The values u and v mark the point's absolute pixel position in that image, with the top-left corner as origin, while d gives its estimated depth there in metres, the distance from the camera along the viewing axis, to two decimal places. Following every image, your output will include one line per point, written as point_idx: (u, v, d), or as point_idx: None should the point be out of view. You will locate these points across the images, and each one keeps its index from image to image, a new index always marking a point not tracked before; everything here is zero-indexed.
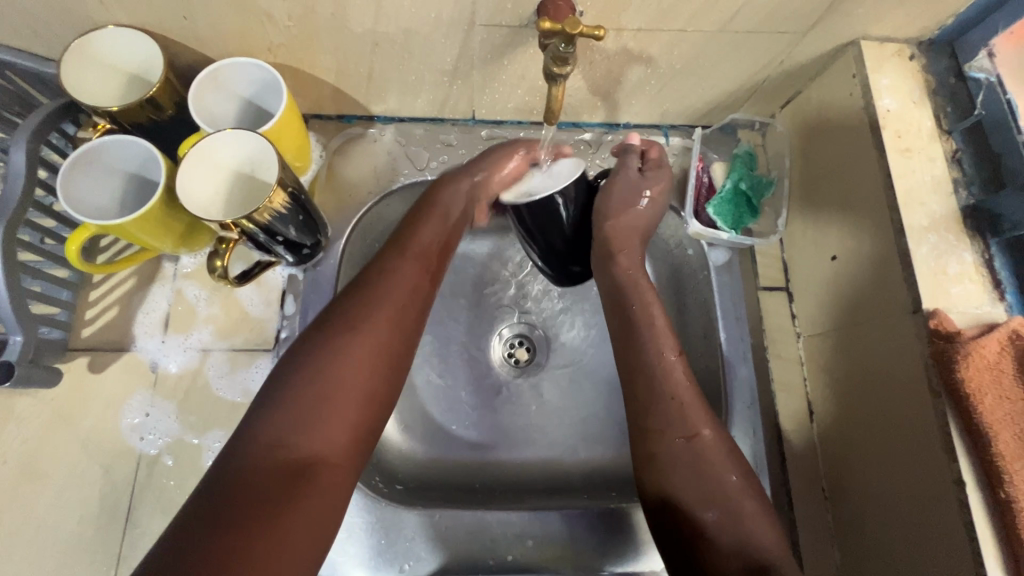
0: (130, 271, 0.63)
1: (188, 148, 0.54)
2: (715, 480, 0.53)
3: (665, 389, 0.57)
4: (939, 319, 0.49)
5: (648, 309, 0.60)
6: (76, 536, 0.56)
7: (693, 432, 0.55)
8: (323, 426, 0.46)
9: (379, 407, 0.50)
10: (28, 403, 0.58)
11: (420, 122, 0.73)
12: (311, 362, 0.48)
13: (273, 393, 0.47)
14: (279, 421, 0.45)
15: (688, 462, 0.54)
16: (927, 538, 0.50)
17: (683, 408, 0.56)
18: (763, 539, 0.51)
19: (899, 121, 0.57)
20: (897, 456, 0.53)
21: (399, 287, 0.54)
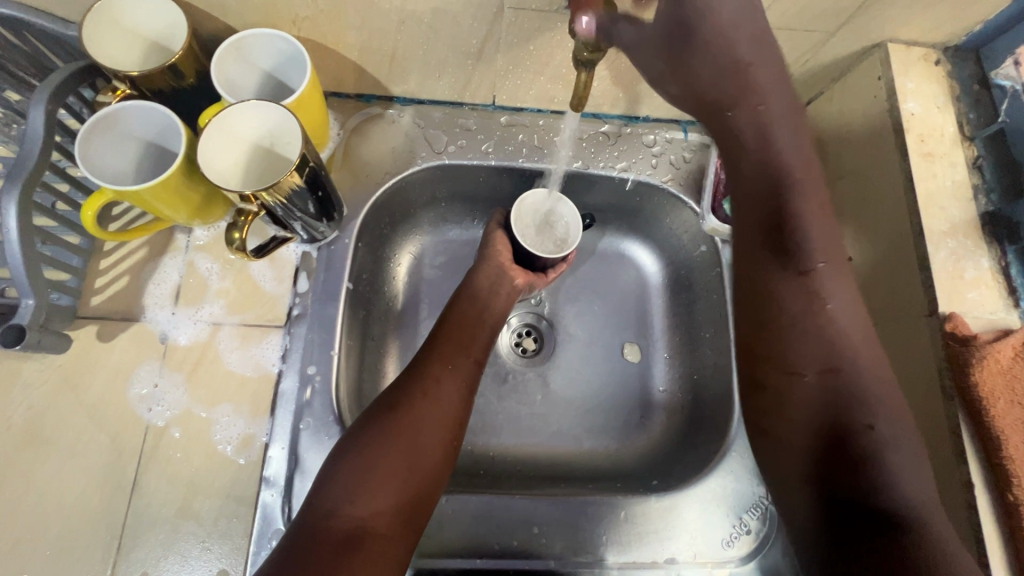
0: (142, 242, 0.63)
1: (210, 116, 0.53)
2: (864, 417, 0.43)
3: (817, 305, 0.46)
4: (955, 323, 0.50)
5: (799, 201, 0.46)
6: (80, 504, 0.55)
7: (830, 365, 0.45)
8: (377, 500, 0.48)
9: (431, 477, 0.52)
10: (35, 368, 0.58)
11: (441, 105, 0.72)
12: (370, 437, 0.51)
13: (336, 465, 0.50)
14: (339, 490, 0.48)
15: (828, 399, 0.44)
16: None
17: (809, 328, 0.46)
18: (906, 491, 0.41)
19: (922, 125, 0.57)
20: None
21: (450, 373, 0.57)
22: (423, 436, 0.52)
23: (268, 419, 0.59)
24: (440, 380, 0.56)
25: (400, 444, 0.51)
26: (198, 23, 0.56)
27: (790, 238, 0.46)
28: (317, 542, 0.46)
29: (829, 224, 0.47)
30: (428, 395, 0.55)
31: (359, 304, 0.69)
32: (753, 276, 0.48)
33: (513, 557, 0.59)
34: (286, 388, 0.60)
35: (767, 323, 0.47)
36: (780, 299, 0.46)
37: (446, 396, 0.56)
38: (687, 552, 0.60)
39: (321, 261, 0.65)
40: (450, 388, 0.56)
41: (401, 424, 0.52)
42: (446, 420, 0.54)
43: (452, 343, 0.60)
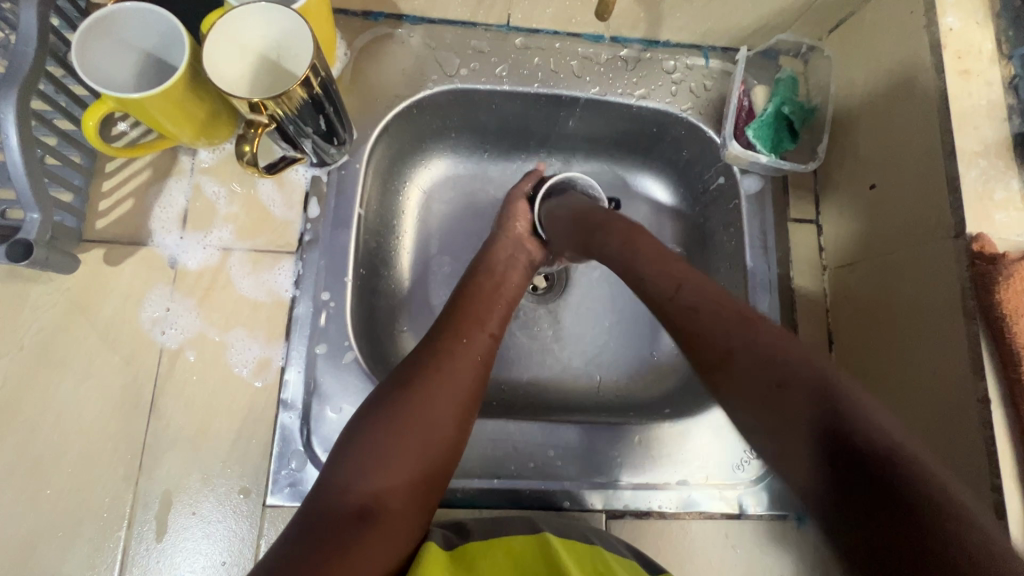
0: (146, 163, 0.61)
1: (212, 21, 0.50)
2: (747, 340, 0.46)
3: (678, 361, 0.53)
4: (983, 242, 0.49)
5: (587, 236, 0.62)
6: (98, 423, 0.55)
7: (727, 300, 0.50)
8: (391, 472, 0.48)
9: (443, 459, 0.51)
10: (43, 291, 0.57)
11: (452, 25, 0.69)
12: (386, 414, 0.50)
13: (349, 439, 0.50)
14: (352, 466, 0.48)
15: (723, 317, 0.49)
16: (941, 457, 0.51)
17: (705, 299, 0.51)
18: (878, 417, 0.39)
19: (961, 41, 0.54)
20: (916, 380, 0.55)
21: (466, 355, 0.56)
22: (439, 414, 0.51)
23: (283, 343, 0.59)
24: (454, 354, 0.55)
25: (413, 423, 0.50)
26: None
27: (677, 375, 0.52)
28: (331, 518, 0.45)
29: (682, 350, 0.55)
30: (444, 372, 0.53)
31: (369, 234, 0.67)
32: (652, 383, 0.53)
33: (528, 478, 0.60)
34: (300, 313, 0.60)
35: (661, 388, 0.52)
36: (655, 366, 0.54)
37: (462, 371, 0.54)
38: (698, 474, 0.62)
39: (332, 185, 0.63)
40: (464, 364, 0.55)
41: (416, 404, 0.51)
42: (459, 397, 0.53)
43: (467, 324, 0.58)
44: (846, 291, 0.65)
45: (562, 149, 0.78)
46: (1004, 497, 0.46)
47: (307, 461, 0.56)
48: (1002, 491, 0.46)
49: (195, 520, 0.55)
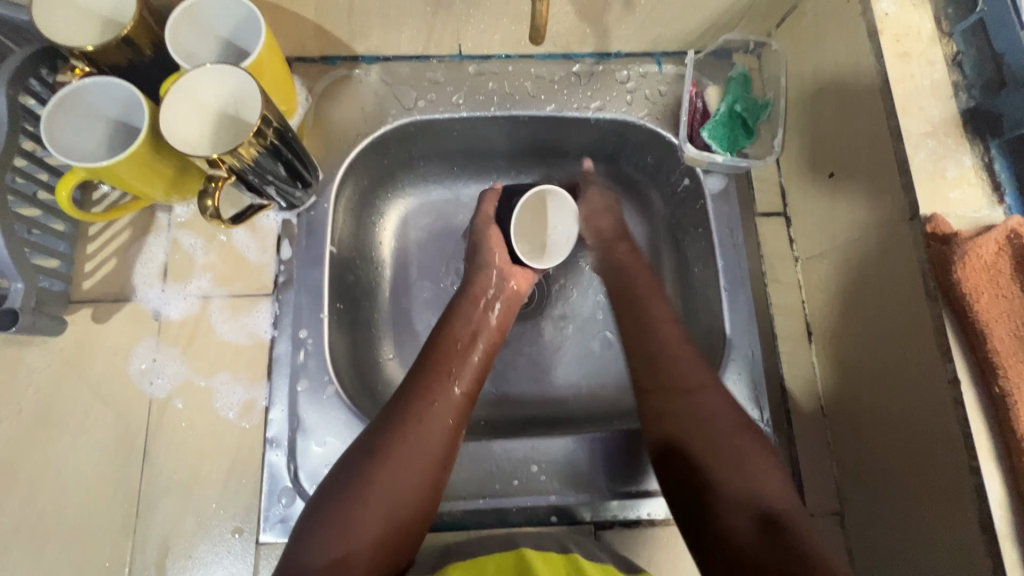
0: (126, 222, 0.64)
1: (168, 86, 0.53)
2: (695, 387, 0.58)
3: (694, 373, 0.59)
4: (935, 223, 0.49)
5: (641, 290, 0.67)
6: (97, 476, 0.58)
7: (698, 386, 0.58)
8: (356, 540, 0.49)
9: (411, 522, 0.52)
10: (37, 353, 0.60)
11: (407, 60, 0.71)
12: (352, 486, 0.51)
13: (317, 511, 0.50)
14: (316, 537, 0.49)
15: (671, 387, 0.58)
16: (923, 446, 0.51)
17: (676, 357, 0.60)
18: (769, 487, 0.51)
19: (898, 25, 0.54)
20: (891, 367, 0.54)
21: (433, 416, 0.56)
22: (405, 479, 0.52)
23: (266, 383, 0.61)
24: (425, 414, 0.55)
25: (377, 490, 0.51)
26: None
27: (685, 393, 0.58)
28: None
29: (700, 364, 0.60)
30: (412, 435, 0.54)
31: (345, 269, 0.69)
32: (660, 386, 0.59)
33: (515, 496, 0.61)
34: (280, 352, 0.62)
35: (664, 390, 0.58)
36: (669, 374, 0.59)
37: (433, 435, 0.55)
38: None
39: (303, 227, 0.65)
40: (435, 425, 0.55)
41: (381, 472, 0.52)
42: (427, 463, 0.53)
43: (434, 381, 0.58)
44: (818, 282, 0.65)
45: (529, 166, 0.79)
46: (984, 480, 0.45)
47: (295, 497, 0.58)
48: (982, 474, 0.45)
49: (192, 563, 0.56)
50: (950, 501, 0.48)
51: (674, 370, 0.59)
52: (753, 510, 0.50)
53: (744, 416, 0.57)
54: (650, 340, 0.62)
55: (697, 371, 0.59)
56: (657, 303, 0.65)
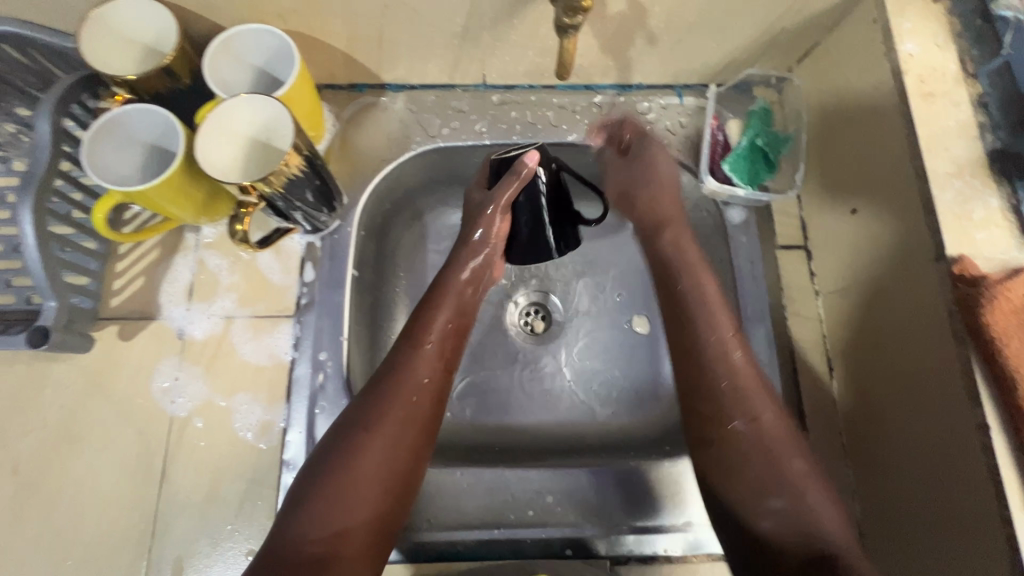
0: (154, 242, 0.65)
1: (205, 114, 0.55)
2: (750, 415, 0.55)
3: (746, 398, 0.55)
4: (963, 265, 0.49)
5: (702, 293, 0.60)
6: (116, 493, 0.58)
7: (752, 416, 0.55)
8: (349, 518, 0.49)
9: (402, 493, 0.52)
10: (64, 368, 0.61)
11: (432, 89, 0.72)
12: (340, 458, 0.51)
13: (309, 487, 0.50)
14: (311, 512, 0.48)
15: (752, 443, 0.54)
16: (948, 487, 0.50)
17: (737, 391, 0.56)
18: (828, 523, 0.50)
19: (922, 65, 0.55)
20: (916, 405, 0.54)
21: (415, 384, 0.55)
22: (394, 451, 0.52)
23: (285, 405, 0.61)
24: (400, 381, 0.55)
25: (367, 463, 0.51)
26: (188, 24, 0.58)
27: (728, 400, 0.56)
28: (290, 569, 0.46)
29: (762, 392, 0.56)
30: (392, 403, 0.53)
31: (365, 291, 0.69)
32: (708, 414, 0.56)
33: (529, 527, 0.60)
34: (300, 374, 0.62)
35: (710, 419, 0.56)
36: (713, 401, 0.56)
37: (414, 405, 0.54)
38: (704, 515, 0.61)
39: (326, 250, 0.66)
40: (415, 391, 0.55)
41: (365, 444, 0.51)
42: (409, 432, 0.53)
43: (417, 350, 0.57)
44: (840, 317, 0.64)
45: None
46: (1015, 530, 0.43)
47: None
48: (1012, 523, 0.44)
49: None
50: (970, 533, 0.48)
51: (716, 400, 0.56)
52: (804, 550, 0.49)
53: (798, 446, 0.54)
54: (703, 362, 0.58)
55: (743, 375, 0.56)
56: (725, 320, 0.59)
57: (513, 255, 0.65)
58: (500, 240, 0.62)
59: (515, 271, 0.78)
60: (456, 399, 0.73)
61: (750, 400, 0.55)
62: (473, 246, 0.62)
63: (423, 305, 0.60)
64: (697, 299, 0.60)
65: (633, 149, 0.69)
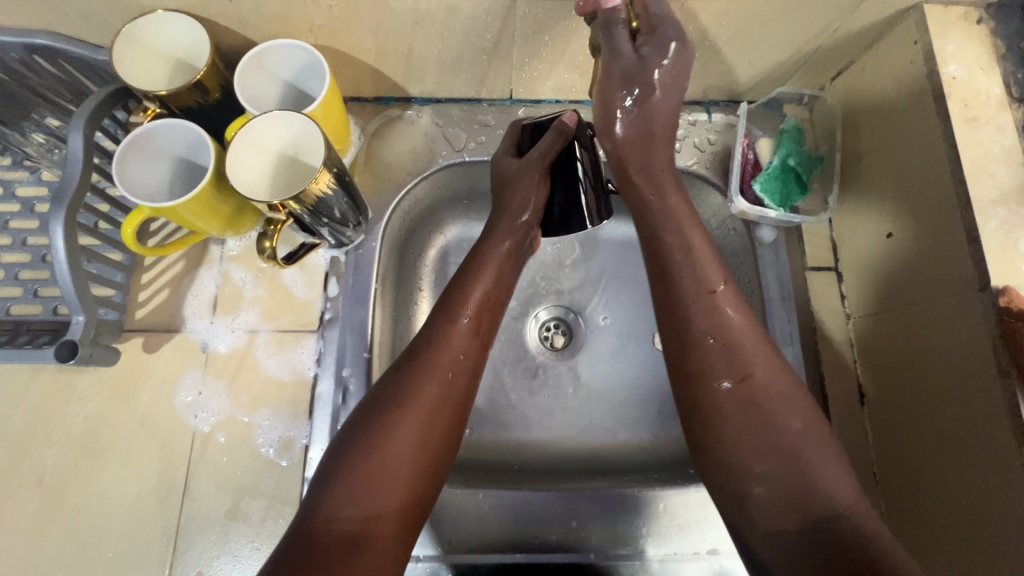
0: (179, 255, 0.65)
1: (235, 130, 0.55)
2: (744, 370, 0.49)
3: (740, 354, 0.50)
4: (1010, 296, 0.47)
5: (684, 231, 0.54)
6: (139, 507, 0.58)
7: (742, 374, 0.49)
8: (381, 501, 0.47)
9: (434, 474, 0.50)
10: (88, 381, 0.61)
11: (459, 103, 0.72)
12: (370, 436, 0.48)
13: (336, 465, 0.48)
14: (341, 492, 0.46)
15: (741, 408, 0.49)
16: (991, 516, 0.49)
17: (726, 350, 0.50)
18: (832, 484, 0.45)
19: (965, 89, 0.54)
20: (956, 431, 0.52)
21: (447, 361, 0.53)
22: (426, 431, 0.50)
23: (307, 421, 0.61)
24: (435, 357, 0.53)
25: (401, 440, 0.49)
26: (219, 39, 0.57)
27: (712, 311, 0.51)
28: (320, 551, 0.43)
29: (765, 352, 0.50)
30: (425, 381, 0.51)
31: (388, 305, 0.68)
32: (688, 356, 0.51)
33: (551, 551, 0.60)
34: (322, 391, 0.62)
35: (697, 379, 0.50)
36: (705, 361, 0.50)
37: (446, 382, 0.52)
38: (730, 542, 0.59)
39: (350, 264, 0.65)
40: (450, 368, 0.53)
41: (399, 421, 0.49)
42: (443, 410, 0.51)
43: (451, 327, 0.55)
44: (873, 341, 0.63)
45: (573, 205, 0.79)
46: None
47: None
48: None
49: None
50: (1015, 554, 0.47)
51: (715, 363, 0.50)
52: (802, 515, 0.44)
53: (805, 408, 0.49)
54: (686, 307, 0.52)
55: (738, 320, 0.51)
56: (712, 268, 0.53)
57: (548, 230, 0.61)
58: (540, 210, 0.59)
59: (537, 286, 0.77)
60: (475, 415, 0.72)
61: (753, 368, 0.49)
62: (515, 212, 0.58)
63: (464, 276, 0.58)
64: (684, 259, 0.53)
65: (640, 119, 0.54)
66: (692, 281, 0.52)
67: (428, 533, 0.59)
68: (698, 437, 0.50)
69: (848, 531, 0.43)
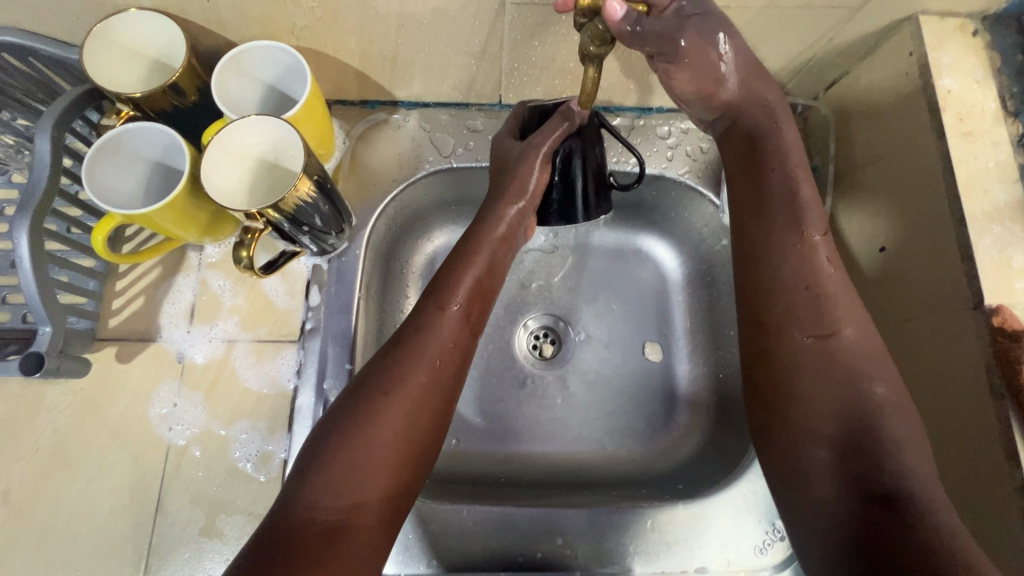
0: (155, 262, 0.63)
1: (211, 135, 0.53)
2: (828, 325, 0.49)
3: (827, 308, 0.50)
4: (1004, 317, 0.47)
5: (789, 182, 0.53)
6: (109, 523, 0.56)
7: (831, 331, 0.49)
8: (364, 491, 0.45)
9: (418, 464, 0.48)
10: (57, 393, 0.59)
11: (447, 107, 0.70)
12: (354, 423, 0.46)
13: (317, 454, 0.45)
14: (323, 481, 0.44)
15: (820, 366, 0.49)
16: (981, 531, 0.48)
17: (820, 301, 0.50)
18: (902, 454, 0.45)
19: (961, 102, 0.53)
20: (944, 445, 0.51)
21: (437, 348, 0.51)
22: (412, 418, 0.48)
23: (286, 434, 0.59)
24: (424, 344, 0.51)
25: (387, 428, 0.47)
26: (196, 39, 0.55)
27: (801, 266, 0.51)
28: (298, 542, 0.41)
29: (851, 302, 0.50)
30: (413, 368, 0.50)
31: (372, 314, 0.67)
32: (770, 307, 0.51)
33: (537, 569, 0.58)
34: (302, 404, 0.59)
35: (777, 331, 0.51)
36: (789, 310, 0.51)
37: (436, 370, 0.51)
38: (718, 560, 0.58)
39: (332, 273, 0.63)
40: (439, 356, 0.51)
41: (386, 407, 0.47)
42: (431, 399, 0.50)
43: (440, 314, 0.53)
44: None
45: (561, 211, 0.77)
46: None
47: None
48: None
49: None
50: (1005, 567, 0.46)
51: (799, 314, 0.50)
52: (864, 482, 0.45)
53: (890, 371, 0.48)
54: (775, 260, 0.52)
55: (826, 273, 0.51)
56: (818, 215, 0.52)
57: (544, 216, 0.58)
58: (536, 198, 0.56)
59: (526, 294, 0.76)
60: (462, 426, 0.71)
61: (841, 325, 0.49)
62: (512, 198, 0.56)
63: (455, 260, 0.56)
64: (786, 198, 0.52)
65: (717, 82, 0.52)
66: (789, 236, 0.52)
67: (409, 551, 0.57)
68: (771, 388, 0.50)
69: (904, 499, 0.43)
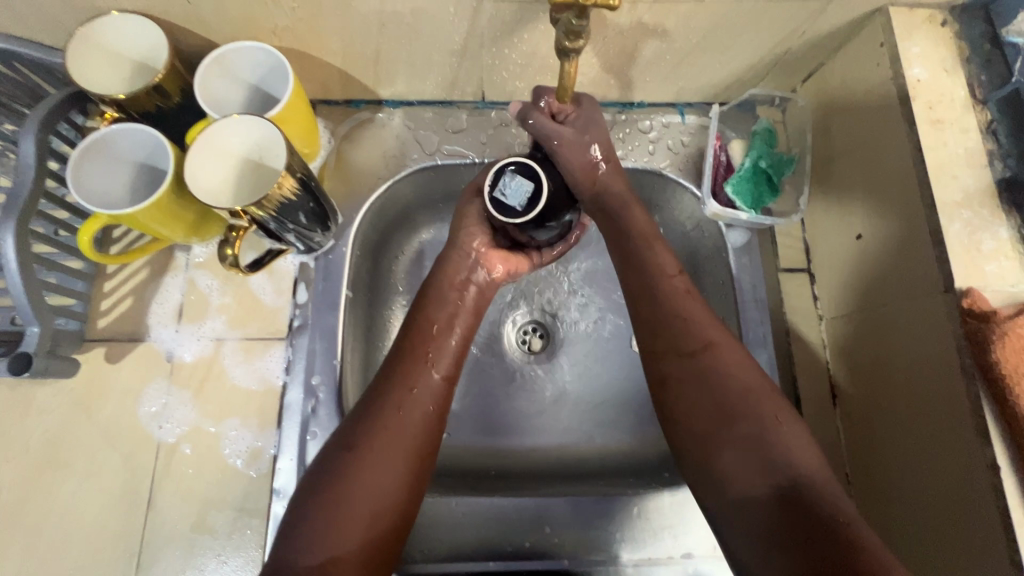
0: (143, 262, 0.64)
1: (195, 134, 0.53)
2: (702, 341, 0.50)
3: (695, 329, 0.51)
4: (973, 298, 0.48)
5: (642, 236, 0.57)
6: (100, 522, 0.57)
7: (704, 343, 0.50)
8: (345, 543, 0.44)
9: (401, 515, 0.47)
10: (47, 393, 0.59)
11: (431, 105, 0.71)
12: (337, 476, 0.46)
13: (301, 512, 0.44)
14: (304, 534, 0.43)
15: (700, 377, 0.49)
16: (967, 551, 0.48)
17: (688, 321, 0.52)
18: (798, 453, 0.45)
19: (931, 91, 0.54)
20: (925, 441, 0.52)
21: (415, 400, 0.51)
22: (396, 462, 0.48)
23: (276, 431, 0.60)
24: (403, 397, 0.51)
25: (368, 478, 0.46)
26: (179, 40, 0.56)
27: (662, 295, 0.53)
28: None
29: (709, 319, 0.52)
30: (392, 418, 0.49)
31: (362, 309, 0.67)
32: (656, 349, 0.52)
33: (526, 558, 0.59)
34: (291, 400, 0.60)
35: (662, 356, 0.51)
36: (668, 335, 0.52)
37: (416, 420, 0.50)
38: (704, 546, 0.59)
39: (319, 271, 0.64)
40: (416, 405, 0.51)
41: (370, 455, 0.47)
42: (411, 448, 0.49)
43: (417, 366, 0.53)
44: (846, 344, 0.63)
45: None
46: None
47: None
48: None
49: None
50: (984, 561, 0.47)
51: (672, 338, 0.51)
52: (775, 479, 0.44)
53: (784, 406, 0.48)
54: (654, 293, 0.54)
55: (689, 304, 0.53)
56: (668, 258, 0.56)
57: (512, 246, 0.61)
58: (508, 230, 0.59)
59: (514, 290, 0.76)
60: (450, 419, 0.71)
61: (705, 327, 0.51)
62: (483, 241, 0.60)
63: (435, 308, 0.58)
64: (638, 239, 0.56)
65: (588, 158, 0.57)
66: (682, 340, 0.51)
67: None
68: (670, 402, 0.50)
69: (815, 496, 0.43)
